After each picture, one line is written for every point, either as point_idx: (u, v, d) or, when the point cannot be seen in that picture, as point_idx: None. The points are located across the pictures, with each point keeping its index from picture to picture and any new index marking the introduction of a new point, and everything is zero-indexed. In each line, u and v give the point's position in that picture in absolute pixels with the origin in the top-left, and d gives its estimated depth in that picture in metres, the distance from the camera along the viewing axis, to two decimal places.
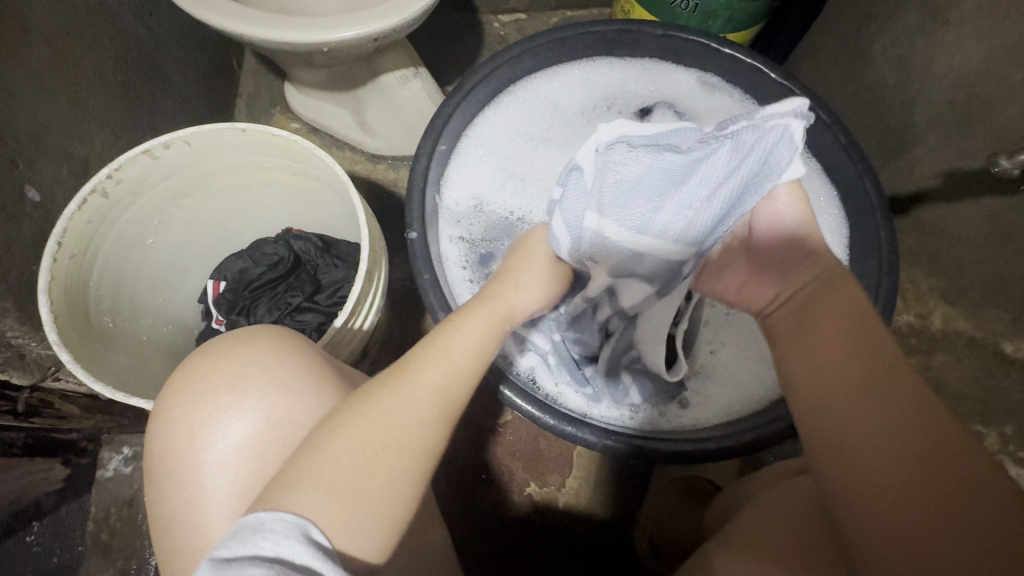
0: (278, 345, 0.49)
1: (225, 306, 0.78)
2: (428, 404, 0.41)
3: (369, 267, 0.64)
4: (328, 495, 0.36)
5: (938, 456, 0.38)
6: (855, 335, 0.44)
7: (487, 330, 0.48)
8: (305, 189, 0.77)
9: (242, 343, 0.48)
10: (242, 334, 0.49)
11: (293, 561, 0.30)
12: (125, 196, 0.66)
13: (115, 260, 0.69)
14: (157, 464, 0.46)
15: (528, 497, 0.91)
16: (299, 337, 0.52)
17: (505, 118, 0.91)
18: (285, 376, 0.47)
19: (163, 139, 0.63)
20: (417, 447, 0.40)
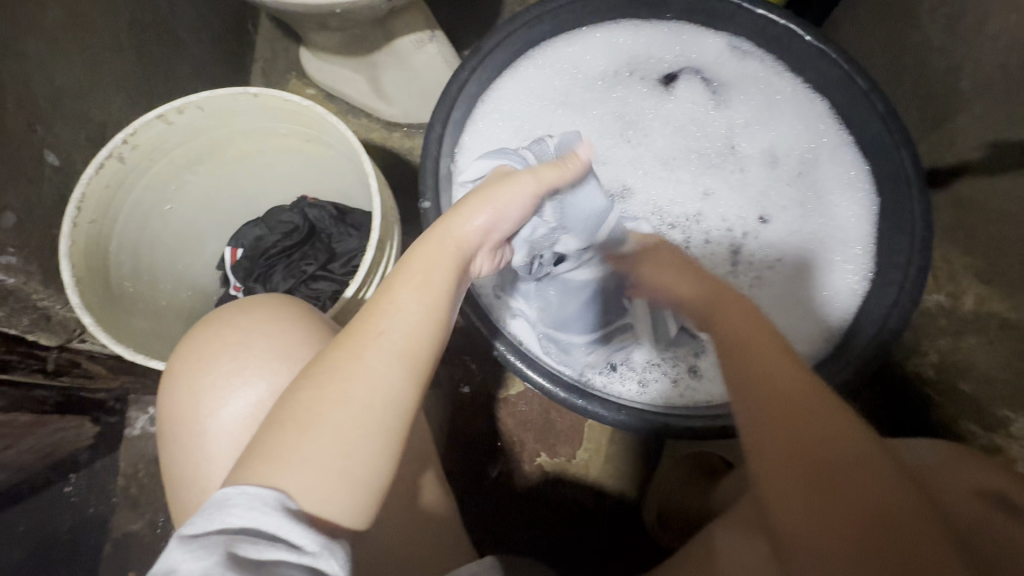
0: (276, 313, 0.49)
1: (243, 273, 0.79)
2: (381, 345, 0.41)
3: (381, 237, 0.63)
4: (315, 460, 0.37)
5: (883, 482, 0.40)
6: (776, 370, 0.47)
7: (434, 267, 0.46)
8: (319, 156, 0.77)
9: (243, 314, 0.48)
10: (246, 303, 0.49)
11: (262, 530, 0.33)
12: (142, 160, 0.66)
13: (137, 226, 0.69)
14: (167, 429, 0.47)
15: (538, 467, 0.92)
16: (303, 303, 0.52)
17: (523, 83, 0.88)
18: (286, 347, 0.47)
19: (176, 104, 0.63)
20: (390, 398, 0.40)
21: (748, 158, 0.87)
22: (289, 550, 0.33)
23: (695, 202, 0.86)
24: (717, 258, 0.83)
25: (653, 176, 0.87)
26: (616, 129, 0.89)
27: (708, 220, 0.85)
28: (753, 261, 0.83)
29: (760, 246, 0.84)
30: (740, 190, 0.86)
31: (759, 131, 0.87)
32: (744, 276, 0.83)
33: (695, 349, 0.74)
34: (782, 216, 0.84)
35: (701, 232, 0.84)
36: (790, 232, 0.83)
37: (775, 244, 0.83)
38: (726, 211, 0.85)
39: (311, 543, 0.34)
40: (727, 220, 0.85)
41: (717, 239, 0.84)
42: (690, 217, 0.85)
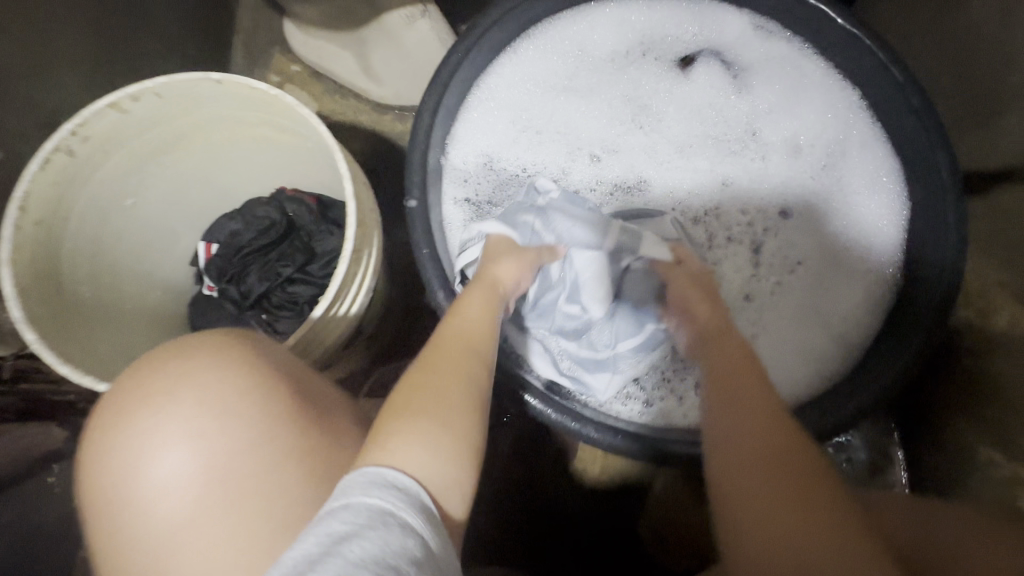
0: (201, 358, 0.43)
1: (215, 273, 0.74)
2: (465, 358, 0.52)
3: (357, 245, 0.57)
4: (419, 449, 0.43)
5: (832, 512, 0.40)
6: (757, 398, 0.50)
7: (475, 305, 0.57)
8: (296, 147, 0.70)
9: (178, 359, 0.43)
10: (181, 344, 0.44)
11: (381, 508, 0.38)
12: (95, 153, 0.59)
13: (95, 225, 0.63)
14: (84, 497, 0.42)
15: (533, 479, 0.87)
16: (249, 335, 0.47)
17: (524, 65, 0.79)
18: (211, 395, 0.42)
19: (130, 91, 0.56)
20: (472, 389, 0.50)
21: (770, 145, 0.78)
22: (400, 528, 0.37)
23: (713, 193, 0.77)
24: (739, 258, 0.75)
25: (667, 165, 0.79)
26: (627, 113, 0.80)
27: (727, 214, 0.77)
28: (775, 262, 0.75)
29: (782, 248, 0.75)
30: (758, 180, 0.77)
31: (783, 121, 0.78)
32: (765, 281, 0.74)
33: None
34: (807, 214, 0.76)
35: (720, 227, 0.76)
36: (815, 232, 0.75)
37: (798, 246, 0.75)
38: (746, 203, 0.77)
39: (425, 529, 0.39)
40: (748, 213, 0.77)
41: (737, 237, 0.76)
42: (708, 210, 0.77)
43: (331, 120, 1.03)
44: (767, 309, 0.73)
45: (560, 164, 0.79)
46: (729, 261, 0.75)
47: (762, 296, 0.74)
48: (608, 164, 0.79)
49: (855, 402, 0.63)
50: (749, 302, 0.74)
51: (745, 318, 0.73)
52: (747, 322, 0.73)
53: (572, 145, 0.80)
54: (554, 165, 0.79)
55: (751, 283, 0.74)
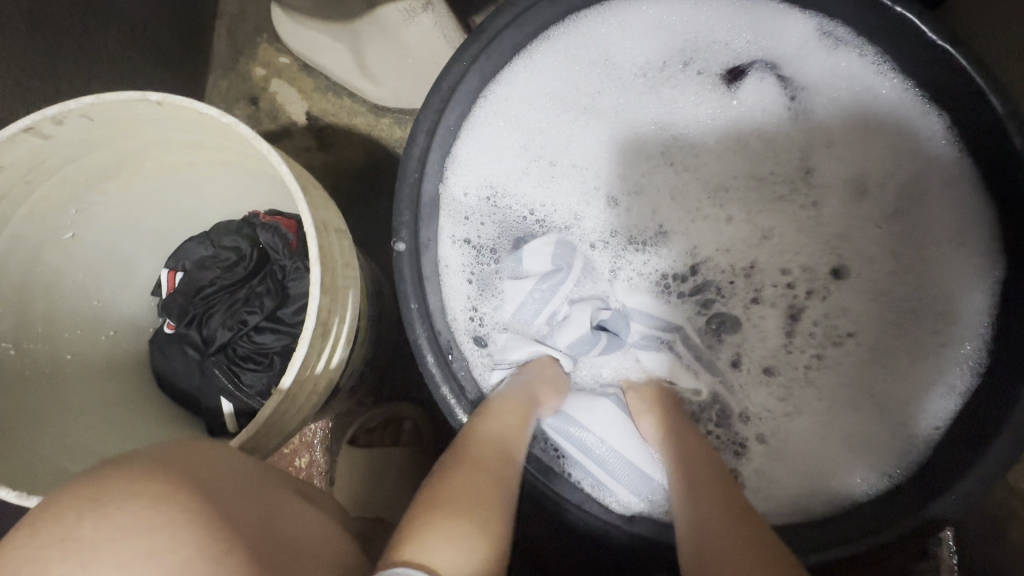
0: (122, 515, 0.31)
1: (176, 312, 0.64)
2: (501, 459, 0.46)
3: (323, 313, 0.47)
4: (457, 558, 0.37)
5: None
6: (729, 506, 0.43)
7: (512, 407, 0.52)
8: (266, 172, 0.59)
9: (89, 514, 0.31)
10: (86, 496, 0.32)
11: None
12: (15, 185, 0.49)
13: (20, 266, 0.54)
14: None
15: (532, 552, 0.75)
16: (191, 470, 0.36)
17: (537, 79, 0.65)
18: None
19: (50, 114, 0.45)
20: (507, 507, 0.44)
21: (826, 187, 0.65)
22: None
23: (750, 248, 0.66)
24: (767, 322, 0.64)
25: (694, 216, 0.67)
26: (654, 146, 0.68)
27: (763, 273, 0.65)
28: (816, 332, 0.63)
29: (830, 315, 0.63)
30: (809, 232, 0.65)
31: (848, 156, 0.65)
32: (801, 353, 0.63)
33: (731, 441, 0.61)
34: (866, 273, 0.63)
35: (752, 286, 0.65)
36: (875, 297, 0.63)
37: (851, 313, 0.63)
38: (788, 259, 0.65)
39: None
40: (790, 271, 0.65)
41: (769, 299, 0.65)
42: (741, 269, 0.65)
43: (322, 122, 0.91)
44: (803, 386, 0.62)
45: (572, 206, 0.67)
46: (760, 328, 0.64)
47: (798, 371, 0.63)
48: (627, 212, 0.67)
49: (938, 503, 0.50)
50: (773, 378, 0.63)
51: (778, 394, 0.62)
52: (774, 398, 0.62)
53: (587, 184, 0.68)
54: (567, 209, 0.68)
55: (781, 356, 0.63)
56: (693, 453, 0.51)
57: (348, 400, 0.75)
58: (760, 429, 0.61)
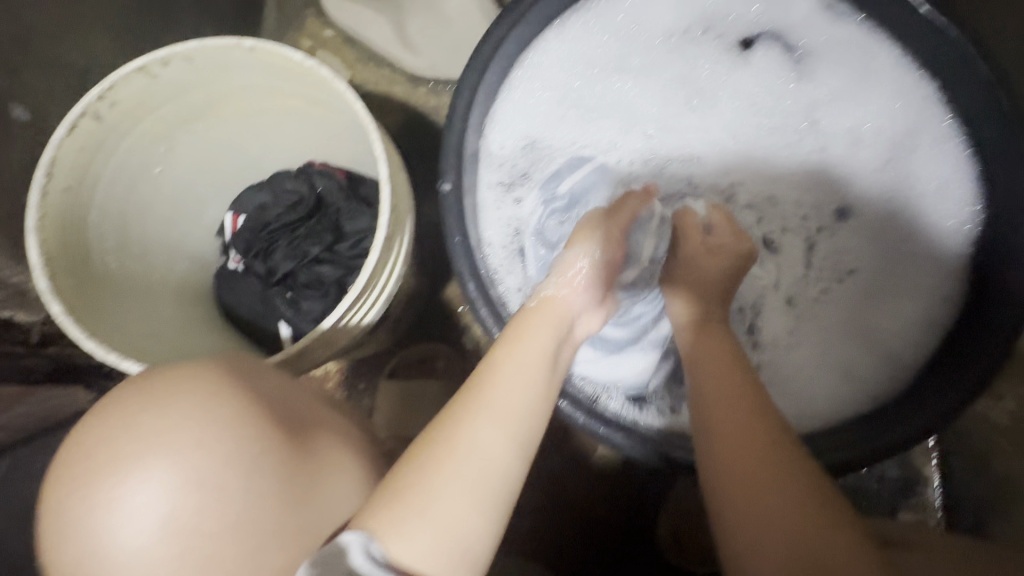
0: (190, 389, 0.41)
1: (242, 246, 0.72)
2: (485, 427, 0.45)
3: (388, 233, 0.54)
4: (417, 538, 0.39)
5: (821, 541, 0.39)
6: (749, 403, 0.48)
7: (512, 361, 0.49)
8: (327, 120, 0.67)
9: (151, 409, 0.39)
10: (151, 381, 0.41)
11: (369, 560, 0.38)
12: (124, 119, 0.58)
13: (123, 192, 0.62)
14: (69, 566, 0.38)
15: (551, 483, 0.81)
16: (240, 374, 0.44)
17: (571, 44, 0.72)
18: (194, 438, 0.39)
19: (160, 55, 0.54)
20: (484, 475, 0.43)
21: (832, 134, 0.70)
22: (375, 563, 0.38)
23: (767, 183, 0.72)
24: (793, 254, 0.70)
25: (733, 152, 0.72)
26: (683, 95, 0.74)
27: (779, 206, 0.71)
28: (826, 267, 0.69)
29: (839, 251, 0.69)
30: (830, 175, 0.70)
31: (852, 110, 0.70)
32: (813, 286, 0.69)
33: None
34: (866, 216, 0.69)
35: (775, 216, 0.71)
36: (871, 238, 0.69)
37: (852, 250, 0.69)
38: (803, 195, 0.71)
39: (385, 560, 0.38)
40: (804, 205, 0.71)
41: (793, 229, 0.70)
42: (763, 197, 0.71)
43: (362, 90, 0.99)
44: (807, 318, 0.68)
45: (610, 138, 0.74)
46: (787, 256, 0.70)
47: (807, 303, 0.69)
48: (660, 147, 0.74)
49: (923, 416, 0.57)
50: (793, 307, 0.69)
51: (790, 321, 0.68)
52: (784, 328, 0.68)
53: (625, 121, 0.74)
54: (596, 146, 0.74)
55: (799, 287, 0.69)
56: (710, 351, 0.55)
57: (387, 338, 0.82)
58: (762, 356, 0.67)
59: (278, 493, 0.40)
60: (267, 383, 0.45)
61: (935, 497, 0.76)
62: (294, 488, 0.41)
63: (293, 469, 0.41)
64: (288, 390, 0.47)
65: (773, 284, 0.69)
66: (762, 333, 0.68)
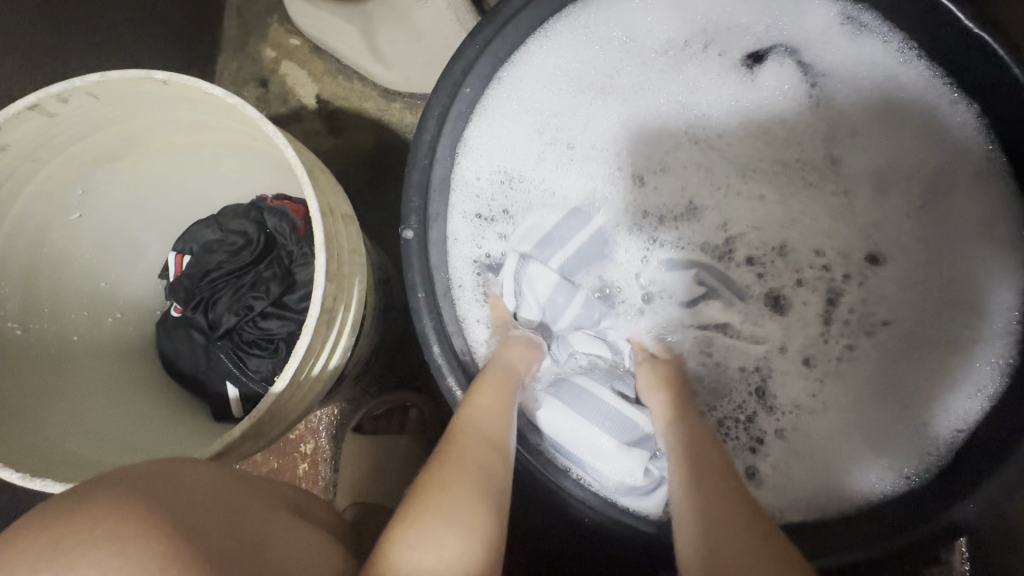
0: (116, 535, 0.31)
1: (182, 296, 0.63)
2: (488, 452, 0.45)
3: (327, 303, 0.46)
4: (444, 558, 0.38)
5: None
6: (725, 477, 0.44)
7: (502, 391, 0.50)
8: (271, 155, 0.58)
9: (54, 561, 0.29)
10: (64, 521, 0.31)
11: None
12: (19, 164, 0.49)
13: (29, 245, 0.54)
14: None
15: (534, 554, 0.73)
16: (169, 493, 0.35)
17: (555, 59, 0.62)
18: None
19: (53, 91, 0.45)
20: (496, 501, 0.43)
21: (857, 173, 0.62)
22: None
23: (779, 230, 0.63)
24: (808, 310, 0.61)
25: (730, 193, 0.64)
26: (678, 117, 0.64)
27: (794, 257, 0.62)
28: (851, 319, 0.60)
29: (867, 302, 0.60)
30: (843, 217, 0.62)
31: (873, 139, 0.62)
32: (835, 343, 0.60)
33: (745, 421, 0.59)
34: (901, 261, 0.60)
35: (785, 270, 0.62)
36: (909, 287, 0.60)
37: (888, 304, 0.60)
38: (821, 242, 0.62)
39: None
40: (824, 254, 0.62)
41: (809, 283, 0.62)
42: (772, 249, 0.63)
43: (332, 105, 0.90)
44: (832, 378, 0.60)
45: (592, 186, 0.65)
46: (800, 314, 0.61)
47: (830, 363, 0.60)
48: (655, 190, 0.64)
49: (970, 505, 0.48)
50: (812, 368, 0.60)
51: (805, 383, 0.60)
52: (806, 392, 0.59)
53: (610, 165, 0.65)
54: (585, 194, 0.65)
55: (819, 346, 0.60)
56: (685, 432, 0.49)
57: (353, 389, 0.74)
58: (782, 422, 0.59)
59: None
60: (206, 496, 0.37)
61: (960, 563, 0.66)
62: None
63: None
64: (227, 501, 0.39)
65: (780, 348, 0.61)
66: (776, 396, 0.59)
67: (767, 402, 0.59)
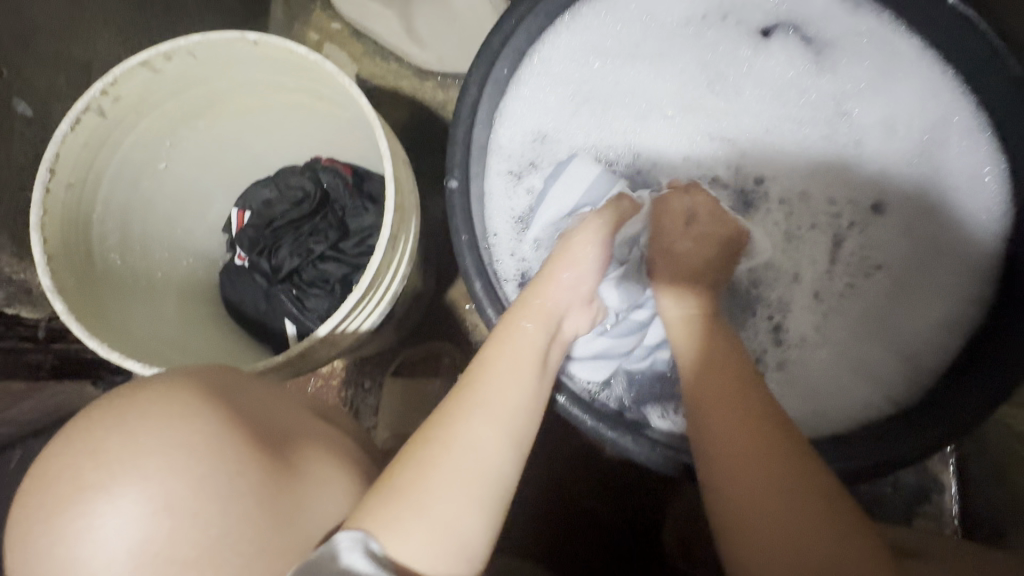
0: (160, 400, 0.40)
1: (247, 243, 0.71)
2: (484, 424, 0.44)
3: (393, 232, 0.53)
4: (421, 537, 0.39)
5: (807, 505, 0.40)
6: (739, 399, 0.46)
7: (507, 360, 0.48)
8: (332, 115, 0.66)
9: (116, 432, 0.38)
10: (122, 399, 0.40)
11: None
12: (127, 114, 0.57)
13: (125, 190, 0.62)
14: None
15: (556, 490, 0.79)
16: (218, 396, 0.43)
17: (584, 32, 0.69)
18: (173, 438, 0.38)
19: (162, 49, 0.53)
20: (480, 473, 0.42)
21: (865, 127, 0.66)
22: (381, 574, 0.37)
23: (800, 177, 0.68)
24: (817, 254, 0.66)
25: (763, 142, 0.68)
26: (701, 77, 0.70)
27: (812, 202, 0.67)
28: (853, 260, 0.65)
29: (866, 247, 0.65)
30: (856, 165, 0.66)
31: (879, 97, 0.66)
32: (839, 280, 0.65)
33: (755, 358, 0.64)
34: (901, 209, 0.65)
35: (805, 212, 0.67)
36: (906, 233, 0.65)
37: (883, 248, 0.65)
38: (835, 190, 0.67)
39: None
40: (836, 202, 0.67)
41: (822, 226, 0.66)
42: (796, 193, 0.67)
43: (370, 84, 0.98)
44: (836, 314, 0.65)
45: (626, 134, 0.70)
46: (808, 257, 0.66)
47: (832, 299, 0.65)
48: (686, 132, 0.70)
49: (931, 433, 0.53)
50: (820, 302, 0.65)
51: (809, 315, 0.65)
52: (811, 325, 0.64)
53: (641, 107, 0.71)
54: (619, 138, 0.71)
55: (825, 282, 0.65)
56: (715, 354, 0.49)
57: (393, 336, 0.82)
58: (785, 354, 0.64)
59: (261, 489, 0.41)
60: (247, 403, 0.44)
61: (950, 506, 0.75)
62: (274, 475, 0.42)
63: (274, 487, 0.42)
64: (266, 407, 0.47)
65: (790, 276, 0.66)
66: (789, 330, 0.64)
67: (779, 336, 0.64)
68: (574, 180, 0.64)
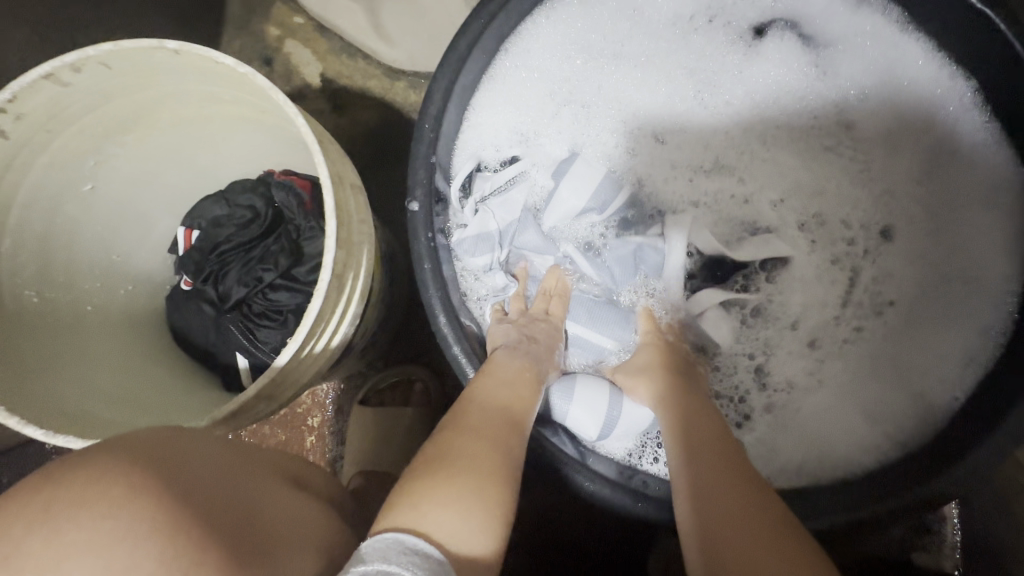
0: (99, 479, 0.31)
1: (192, 269, 0.64)
2: (501, 422, 0.46)
3: (336, 270, 0.47)
4: (455, 522, 0.38)
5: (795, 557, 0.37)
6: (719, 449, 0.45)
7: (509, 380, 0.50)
8: (279, 128, 0.59)
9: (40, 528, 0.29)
10: (52, 477, 0.31)
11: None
12: (35, 133, 0.50)
13: (43, 214, 0.55)
14: None
15: (534, 525, 0.74)
16: (172, 470, 0.34)
17: (564, 30, 0.62)
18: (116, 533, 0.29)
19: (69, 60, 0.46)
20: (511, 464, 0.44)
21: (868, 140, 0.61)
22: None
23: (809, 198, 0.62)
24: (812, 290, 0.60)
25: (760, 162, 0.63)
26: (690, 87, 0.64)
27: (827, 225, 0.61)
28: (866, 299, 0.59)
29: (877, 279, 0.59)
30: (860, 182, 0.61)
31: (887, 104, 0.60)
32: (846, 325, 0.59)
33: (740, 398, 0.59)
34: (913, 234, 0.59)
35: (826, 237, 0.61)
36: (916, 260, 0.58)
37: (895, 280, 0.59)
38: (847, 211, 0.61)
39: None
40: (851, 225, 0.61)
41: (838, 260, 0.60)
42: (806, 218, 0.61)
43: (336, 84, 0.90)
44: (837, 357, 0.59)
45: (610, 149, 0.64)
46: (801, 294, 0.60)
47: (835, 345, 0.59)
48: (678, 154, 0.64)
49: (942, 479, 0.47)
50: (814, 350, 0.59)
51: (798, 357, 0.59)
52: (806, 368, 0.59)
53: (625, 121, 0.64)
54: (602, 155, 0.64)
55: (829, 329, 0.59)
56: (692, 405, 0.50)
57: (359, 362, 0.76)
58: (780, 393, 0.58)
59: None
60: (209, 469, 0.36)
61: (952, 534, 0.68)
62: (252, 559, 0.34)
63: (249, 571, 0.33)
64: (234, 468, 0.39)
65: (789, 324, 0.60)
66: (771, 374, 0.59)
67: (762, 379, 0.59)
68: (581, 183, 0.60)
